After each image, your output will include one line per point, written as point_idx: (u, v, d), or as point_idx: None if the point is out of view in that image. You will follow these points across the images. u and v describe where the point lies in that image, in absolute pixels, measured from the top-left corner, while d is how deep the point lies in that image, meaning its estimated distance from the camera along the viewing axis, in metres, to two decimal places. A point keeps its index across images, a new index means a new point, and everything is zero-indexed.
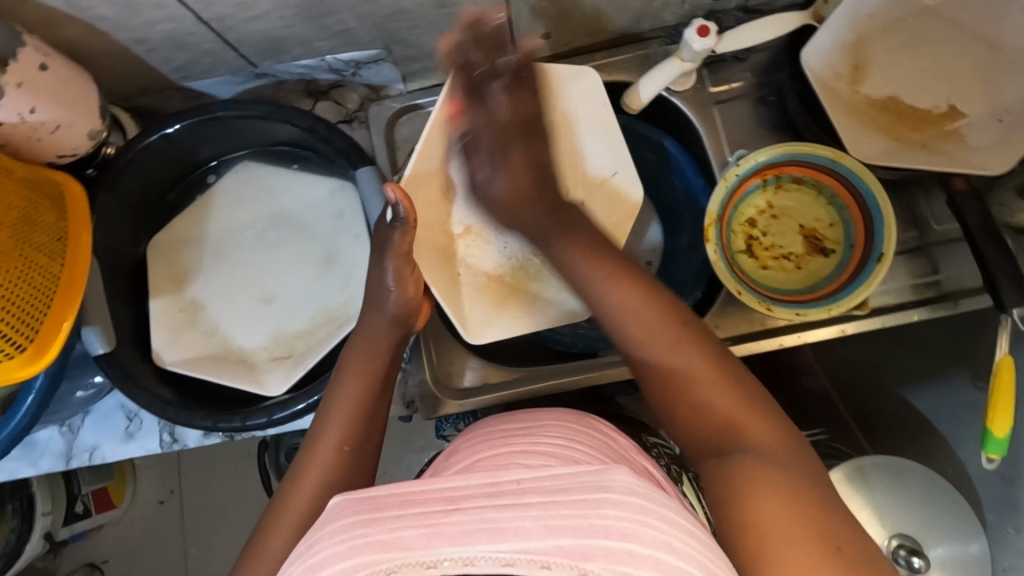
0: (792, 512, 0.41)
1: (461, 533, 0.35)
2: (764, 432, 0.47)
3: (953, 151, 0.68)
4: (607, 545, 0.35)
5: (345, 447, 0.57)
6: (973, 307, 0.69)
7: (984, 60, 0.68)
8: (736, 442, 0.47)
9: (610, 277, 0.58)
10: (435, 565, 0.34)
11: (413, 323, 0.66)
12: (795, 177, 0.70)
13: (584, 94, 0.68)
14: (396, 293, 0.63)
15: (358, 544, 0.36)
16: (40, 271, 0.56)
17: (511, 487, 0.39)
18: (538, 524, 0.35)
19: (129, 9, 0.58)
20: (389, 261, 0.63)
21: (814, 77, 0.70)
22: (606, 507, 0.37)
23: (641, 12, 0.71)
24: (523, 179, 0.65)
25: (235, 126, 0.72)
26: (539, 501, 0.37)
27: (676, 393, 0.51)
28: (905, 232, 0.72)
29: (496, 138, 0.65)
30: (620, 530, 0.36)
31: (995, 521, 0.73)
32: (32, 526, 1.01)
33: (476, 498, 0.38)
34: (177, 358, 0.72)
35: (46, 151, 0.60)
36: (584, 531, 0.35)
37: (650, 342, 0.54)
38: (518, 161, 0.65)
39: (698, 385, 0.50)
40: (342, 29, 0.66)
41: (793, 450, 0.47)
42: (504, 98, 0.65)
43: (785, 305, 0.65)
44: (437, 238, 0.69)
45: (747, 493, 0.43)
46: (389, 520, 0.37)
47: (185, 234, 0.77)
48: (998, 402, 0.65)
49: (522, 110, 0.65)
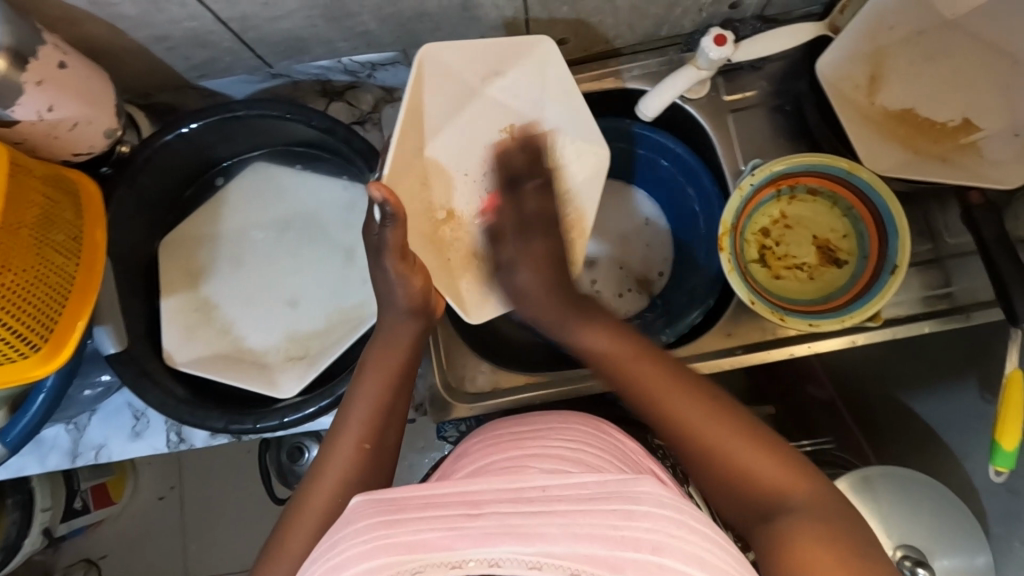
0: (843, 568, 0.40)
1: (485, 536, 0.35)
2: (799, 491, 0.47)
3: (969, 165, 0.68)
4: (637, 557, 0.35)
5: (366, 445, 0.56)
6: (985, 319, 0.68)
7: (1005, 72, 0.68)
8: (777, 502, 0.46)
9: (634, 356, 0.57)
10: (460, 566, 0.34)
11: (431, 310, 0.65)
12: (811, 187, 0.70)
13: (545, 65, 0.67)
14: (404, 287, 0.62)
15: (381, 546, 0.36)
16: (57, 269, 0.56)
17: (534, 493, 0.39)
18: (565, 532, 0.35)
19: (152, 7, 0.58)
20: (387, 255, 0.62)
21: (829, 87, 0.71)
22: (637, 518, 0.37)
23: (661, 19, 0.71)
24: (550, 268, 0.64)
25: (253, 125, 0.72)
26: (566, 509, 0.37)
27: (707, 462, 0.50)
28: (918, 244, 0.72)
29: (522, 228, 0.65)
30: (652, 542, 0.35)
31: (1002, 533, 0.73)
32: (32, 521, 1.01)
33: (499, 503, 0.38)
34: (189, 358, 0.72)
35: (64, 149, 0.59)
36: (614, 543, 0.35)
37: (676, 418, 0.52)
38: (539, 252, 0.64)
39: (721, 448, 0.50)
40: (362, 31, 0.66)
41: (825, 493, 0.46)
42: (534, 195, 0.66)
43: (798, 316, 0.65)
44: (426, 228, 0.70)
45: (795, 554, 0.42)
46: (412, 523, 0.37)
47: (198, 233, 0.77)
48: (1008, 415, 0.65)
49: (550, 210, 0.66)
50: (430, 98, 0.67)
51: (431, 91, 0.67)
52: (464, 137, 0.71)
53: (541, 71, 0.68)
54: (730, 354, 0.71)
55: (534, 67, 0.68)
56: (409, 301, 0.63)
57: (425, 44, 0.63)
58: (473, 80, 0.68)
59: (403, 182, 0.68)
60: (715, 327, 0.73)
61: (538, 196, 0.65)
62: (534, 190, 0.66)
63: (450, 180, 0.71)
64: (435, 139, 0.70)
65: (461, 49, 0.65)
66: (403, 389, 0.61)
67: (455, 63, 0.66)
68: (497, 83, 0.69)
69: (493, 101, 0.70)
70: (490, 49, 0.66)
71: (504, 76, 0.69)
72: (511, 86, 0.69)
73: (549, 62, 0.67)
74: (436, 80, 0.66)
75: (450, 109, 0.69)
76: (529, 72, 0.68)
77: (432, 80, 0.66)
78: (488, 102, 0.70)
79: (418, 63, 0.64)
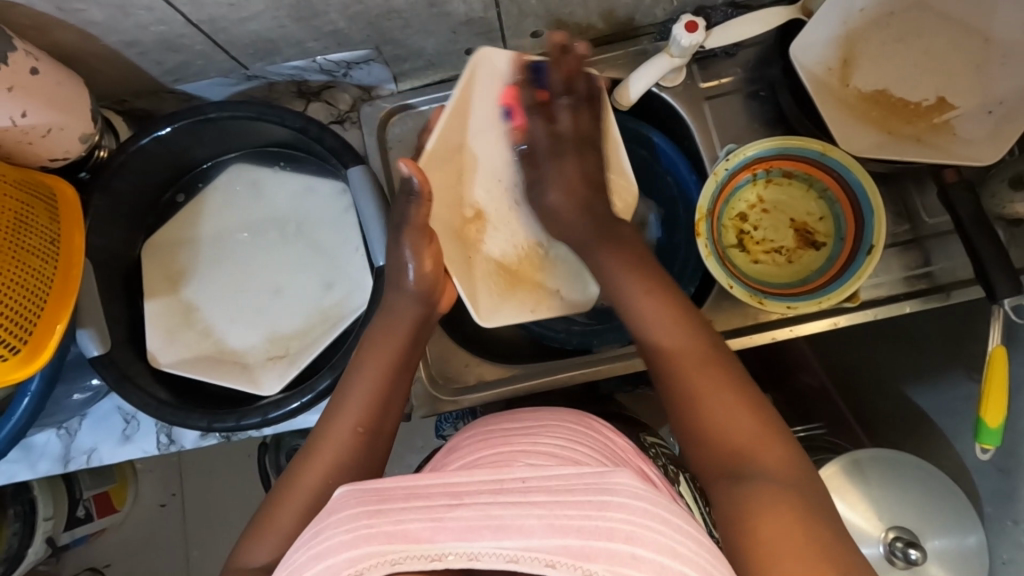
0: (789, 529, 0.42)
1: (465, 529, 0.35)
2: (757, 438, 0.49)
3: (944, 144, 0.68)
4: (610, 546, 0.35)
5: (361, 429, 0.56)
6: (965, 298, 0.69)
7: (975, 52, 0.68)
8: (748, 466, 0.47)
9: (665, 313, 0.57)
10: (440, 559, 0.34)
11: (436, 301, 0.64)
12: (786, 171, 0.70)
13: None
14: (414, 268, 0.63)
15: (362, 535, 0.36)
16: (34, 273, 0.56)
17: (515, 484, 0.39)
18: (543, 523, 0.35)
19: (120, 11, 0.58)
20: (405, 233, 0.63)
21: (804, 73, 0.70)
22: (611, 509, 0.37)
23: (630, 9, 0.72)
24: (586, 193, 0.66)
25: (227, 127, 0.72)
26: (543, 500, 0.37)
27: (689, 417, 0.51)
28: (897, 225, 0.72)
29: (554, 145, 0.66)
30: (624, 533, 0.36)
31: (994, 513, 0.72)
32: (34, 531, 1.02)
33: (481, 493, 0.38)
34: (172, 359, 0.73)
35: (40, 155, 0.60)
36: (587, 533, 0.35)
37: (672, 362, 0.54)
38: (572, 174, 0.66)
39: (712, 410, 0.51)
40: (332, 30, 0.67)
41: (798, 472, 0.47)
42: (571, 116, 0.66)
43: (776, 298, 0.65)
44: (450, 219, 0.70)
45: (750, 513, 0.44)
46: (395, 512, 0.37)
47: (179, 236, 0.77)
48: (992, 392, 0.65)
49: (584, 129, 0.66)
50: (477, 100, 0.68)
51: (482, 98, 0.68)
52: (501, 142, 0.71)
53: None
54: None
55: None
56: (418, 284, 0.63)
57: (482, 47, 0.65)
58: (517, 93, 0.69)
59: (439, 169, 0.68)
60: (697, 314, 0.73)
61: (567, 113, 0.66)
62: (565, 107, 0.66)
63: (485, 180, 0.72)
64: (480, 138, 0.71)
65: (518, 58, 0.67)
66: (397, 389, 0.59)
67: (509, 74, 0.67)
68: None
69: None
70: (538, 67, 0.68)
71: None
72: None
73: None
74: (487, 84, 0.68)
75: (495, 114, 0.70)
76: None
77: (483, 84, 0.68)
78: None
79: (472, 66, 0.66)
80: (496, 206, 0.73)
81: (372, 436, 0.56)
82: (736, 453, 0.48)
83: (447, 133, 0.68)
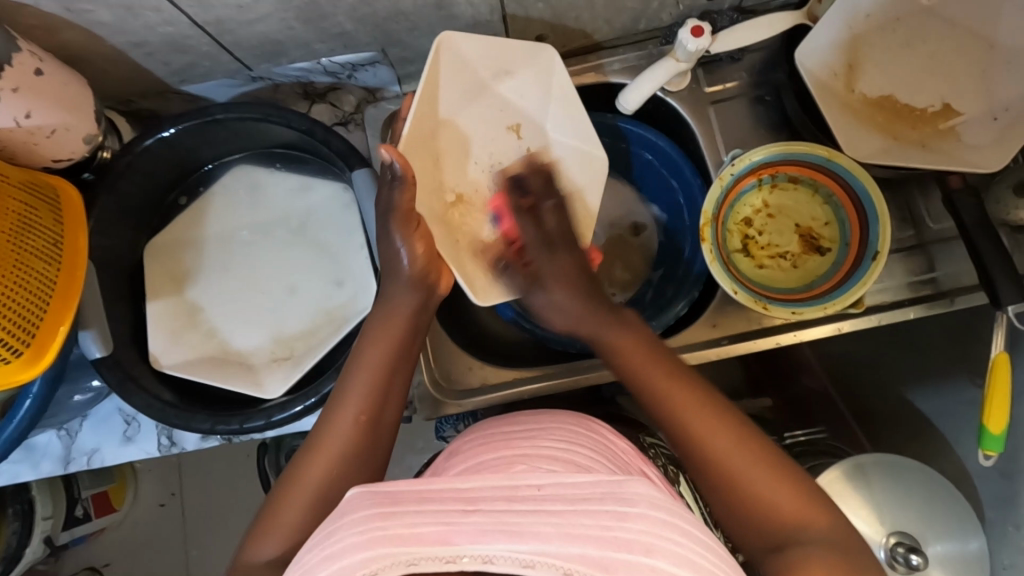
0: None
1: (480, 532, 0.35)
2: (790, 499, 0.48)
3: (950, 150, 0.68)
4: (630, 559, 0.35)
5: (363, 417, 0.55)
6: (969, 304, 0.68)
7: (980, 58, 0.68)
8: (793, 532, 0.47)
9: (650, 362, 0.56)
10: (454, 561, 0.34)
11: (433, 284, 0.63)
12: (791, 176, 0.70)
13: (546, 73, 0.69)
14: (406, 254, 0.62)
15: (374, 538, 0.35)
16: (38, 275, 0.56)
17: (530, 492, 0.38)
18: (559, 531, 0.35)
19: (127, 12, 0.58)
20: (390, 220, 0.62)
21: (809, 77, 0.70)
22: (631, 520, 0.37)
23: (637, 12, 0.72)
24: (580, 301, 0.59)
25: (232, 128, 0.72)
26: (560, 509, 0.37)
27: (712, 485, 0.51)
28: (902, 231, 0.72)
29: (543, 245, 0.60)
30: (643, 544, 0.36)
31: (995, 518, 0.72)
32: (32, 530, 1.01)
33: (495, 499, 0.38)
34: (175, 361, 0.72)
35: (45, 156, 0.60)
36: (606, 543, 0.35)
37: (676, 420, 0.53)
38: (565, 270, 0.59)
39: (737, 475, 0.50)
40: (339, 32, 0.67)
41: (838, 528, 0.47)
42: (553, 213, 0.61)
43: (781, 304, 0.65)
44: (434, 206, 0.68)
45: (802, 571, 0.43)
46: (408, 515, 0.37)
47: (182, 236, 0.77)
48: (995, 399, 0.64)
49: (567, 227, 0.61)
50: (445, 84, 0.67)
51: (450, 81, 0.67)
52: (471, 125, 0.70)
53: (543, 77, 0.70)
54: (716, 345, 0.71)
55: (537, 74, 0.69)
56: (414, 268, 0.62)
57: (445, 29, 0.64)
58: (482, 74, 0.68)
59: (416, 157, 0.67)
60: (702, 317, 0.73)
61: (550, 213, 0.61)
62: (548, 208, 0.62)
63: (460, 164, 0.71)
64: (452, 121, 0.70)
65: (480, 39, 0.66)
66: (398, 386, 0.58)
67: (472, 56, 0.67)
68: (504, 82, 0.70)
69: (500, 97, 0.70)
70: (501, 45, 0.67)
71: (513, 76, 0.70)
72: (518, 86, 0.70)
73: (553, 69, 0.69)
74: (452, 68, 0.67)
75: (464, 97, 0.69)
76: (531, 78, 0.70)
77: (449, 68, 0.67)
78: (495, 98, 0.70)
79: (437, 49, 0.65)
80: (477, 188, 0.72)
81: (374, 425, 0.55)
82: (774, 517, 0.48)
83: (419, 121, 0.66)
